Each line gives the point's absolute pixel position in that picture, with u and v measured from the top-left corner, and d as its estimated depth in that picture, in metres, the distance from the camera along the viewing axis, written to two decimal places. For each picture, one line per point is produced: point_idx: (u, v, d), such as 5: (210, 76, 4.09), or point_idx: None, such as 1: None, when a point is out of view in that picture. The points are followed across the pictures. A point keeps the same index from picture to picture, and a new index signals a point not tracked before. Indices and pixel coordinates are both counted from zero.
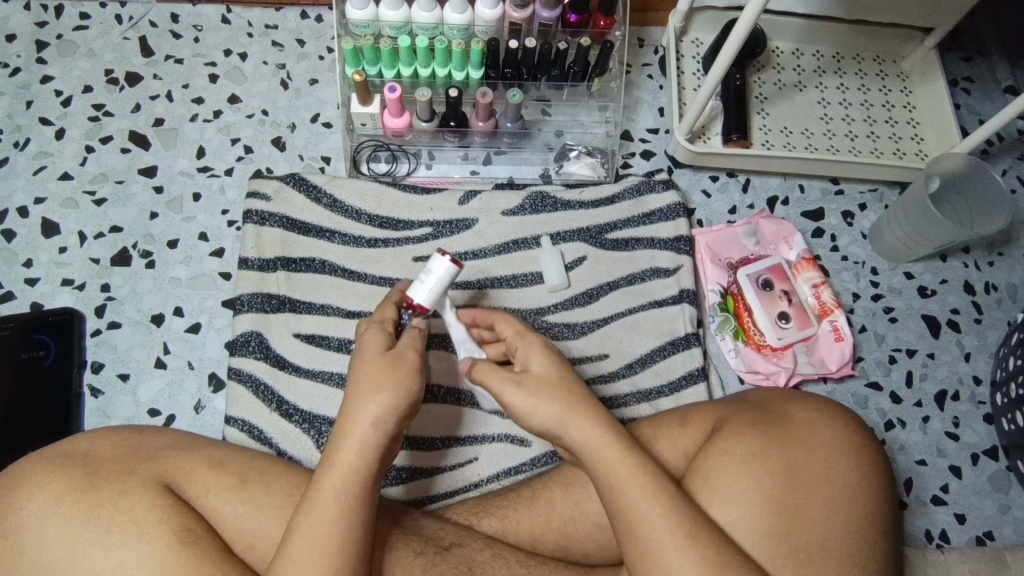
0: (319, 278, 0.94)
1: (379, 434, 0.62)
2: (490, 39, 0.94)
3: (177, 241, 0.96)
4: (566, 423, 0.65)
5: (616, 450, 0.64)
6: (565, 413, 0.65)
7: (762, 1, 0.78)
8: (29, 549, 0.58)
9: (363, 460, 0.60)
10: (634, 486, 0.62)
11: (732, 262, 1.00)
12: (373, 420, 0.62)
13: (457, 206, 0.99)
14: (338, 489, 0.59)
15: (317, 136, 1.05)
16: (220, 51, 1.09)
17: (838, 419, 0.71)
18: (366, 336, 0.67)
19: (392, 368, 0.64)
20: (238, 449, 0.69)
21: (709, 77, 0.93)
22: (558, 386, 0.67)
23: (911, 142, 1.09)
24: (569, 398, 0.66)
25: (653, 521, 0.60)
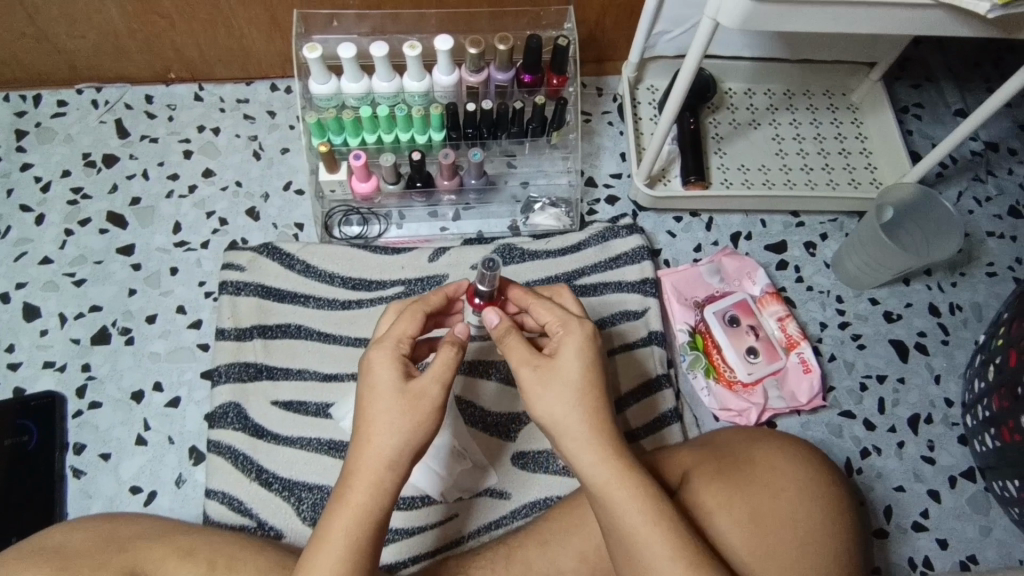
0: (296, 343, 0.96)
1: (387, 463, 0.62)
2: (449, 104, 0.97)
3: (156, 316, 0.99)
4: (574, 433, 0.65)
5: (618, 469, 0.63)
6: (570, 417, 0.64)
7: (704, 44, 0.75)
8: None
9: (371, 487, 0.61)
10: (634, 510, 0.62)
11: (698, 301, 1.02)
12: (385, 449, 0.62)
13: (427, 264, 1.02)
14: (345, 519, 0.61)
15: (290, 203, 1.09)
16: (194, 127, 1.13)
17: (806, 459, 0.72)
18: (377, 364, 0.66)
19: (410, 398, 0.64)
20: (213, 532, 0.70)
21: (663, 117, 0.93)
22: (572, 388, 0.65)
23: (864, 171, 1.13)
24: (580, 408, 0.65)
25: (650, 548, 0.62)
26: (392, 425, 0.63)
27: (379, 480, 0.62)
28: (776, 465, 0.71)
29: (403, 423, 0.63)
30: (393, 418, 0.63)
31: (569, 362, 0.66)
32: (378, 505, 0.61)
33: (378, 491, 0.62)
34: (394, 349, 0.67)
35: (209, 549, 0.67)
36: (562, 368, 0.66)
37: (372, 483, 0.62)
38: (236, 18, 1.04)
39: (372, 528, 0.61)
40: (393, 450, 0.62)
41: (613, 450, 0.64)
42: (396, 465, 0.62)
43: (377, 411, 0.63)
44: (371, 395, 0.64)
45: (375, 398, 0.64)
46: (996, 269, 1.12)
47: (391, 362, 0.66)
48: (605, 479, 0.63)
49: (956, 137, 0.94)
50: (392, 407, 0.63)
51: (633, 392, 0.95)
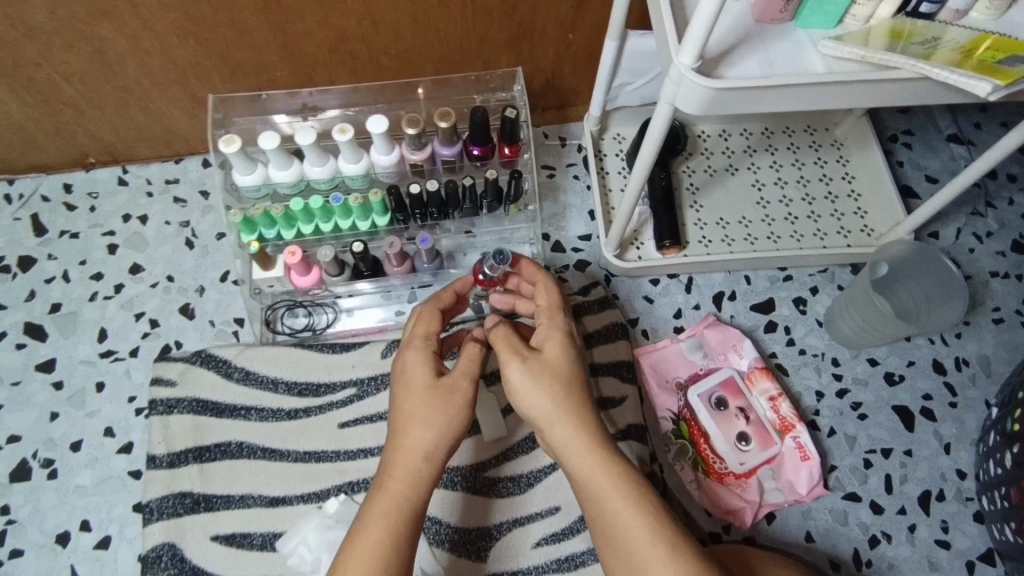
0: (237, 465, 0.87)
1: (419, 456, 0.65)
2: (391, 187, 0.87)
3: (82, 442, 0.90)
4: (575, 431, 0.66)
5: (616, 475, 0.64)
6: (560, 408, 0.66)
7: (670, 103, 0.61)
8: None
9: (407, 479, 0.65)
10: (633, 520, 0.62)
11: (681, 382, 0.93)
12: (423, 445, 0.66)
13: (379, 360, 0.93)
14: (383, 507, 0.63)
15: (227, 297, 0.98)
16: (119, 217, 1.03)
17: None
18: (410, 361, 0.69)
19: (439, 392, 0.68)
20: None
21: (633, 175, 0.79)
22: (564, 381, 0.67)
23: (854, 216, 1.03)
24: (572, 395, 0.66)
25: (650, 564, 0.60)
26: (425, 421, 0.66)
27: (415, 471, 0.65)
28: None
29: (433, 417, 0.66)
30: (425, 412, 0.66)
31: (556, 353, 0.69)
32: (415, 495, 0.64)
33: (415, 480, 0.65)
34: (420, 347, 0.71)
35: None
36: (547, 357, 0.68)
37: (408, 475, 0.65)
38: (151, 99, 0.93)
39: (407, 516, 0.63)
40: (427, 443, 0.66)
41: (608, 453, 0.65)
42: (431, 458, 0.65)
43: (410, 406, 0.66)
44: (403, 391, 0.68)
45: (404, 396, 0.68)
46: (1002, 314, 1.03)
47: (419, 361, 0.69)
48: (596, 472, 0.64)
49: (964, 178, 0.82)
50: (422, 401, 0.67)
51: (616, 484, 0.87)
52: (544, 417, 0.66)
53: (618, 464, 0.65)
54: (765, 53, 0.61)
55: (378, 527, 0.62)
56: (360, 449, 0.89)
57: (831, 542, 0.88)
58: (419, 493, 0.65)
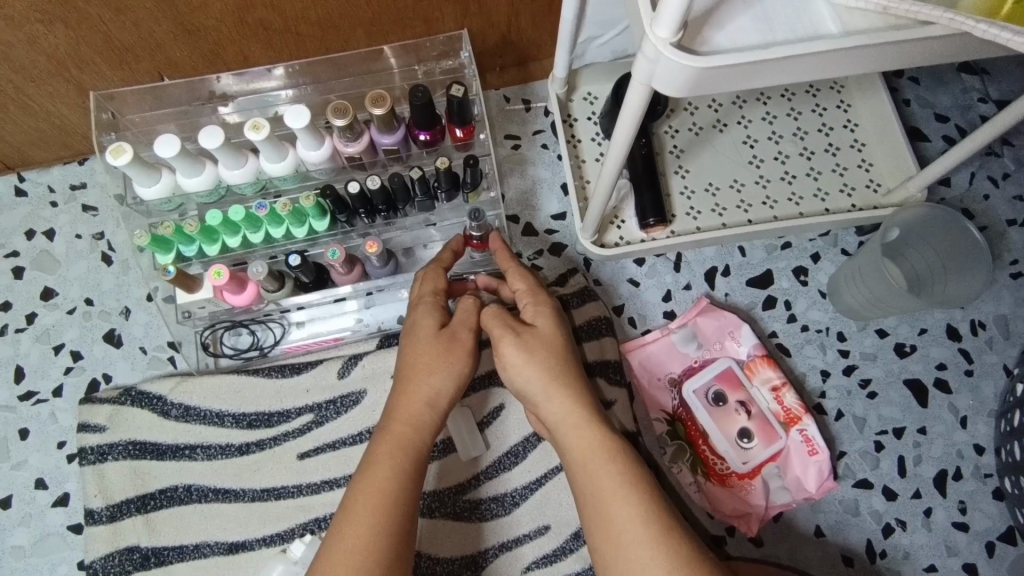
0: (186, 511, 0.78)
1: (424, 404, 0.63)
2: (324, 187, 0.73)
3: (10, 497, 0.79)
4: (568, 409, 0.61)
5: (604, 452, 0.59)
6: (552, 380, 0.62)
7: (648, 79, 0.48)
8: None
9: (412, 423, 0.62)
10: (619, 498, 0.56)
11: (674, 378, 0.84)
12: (429, 393, 0.63)
13: (337, 379, 0.82)
14: (387, 444, 0.60)
15: (157, 318, 0.86)
16: (22, 234, 0.90)
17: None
18: (417, 313, 0.67)
19: (447, 340, 0.65)
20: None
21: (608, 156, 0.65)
22: (556, 357, 0.63)
23: (859, 170, 0.91)
24: (568, 366, 0.63)
25: (634, 547, 0.54)
26: (429, 371, 0.63)
27: (421, 416, 0.62)
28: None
29: (440, 364, 0.64)
30: (429, 359, 0.64)
31: (548, 328, 0.65)
32: (420, 440, 0.62)
33: (420, 423, 0.62)
34: (428, 301, 0.68)
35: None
36: (540, 332, 0.64)
37: (412, 422, 0.62)
38: (29, 95, 0.78)
39: (412, 461, 0.60)
40: (436, 391, 0.64)
41: (598, 428, 0.60)
42: (435, 404, 0.63)
43: (417, 354, 0.64)
44: (407, 343, 0.65)
45: (408, 346, 0.65)
46: (1020, 267, 0.93)
47: (427, 314, 0.66)
48: (588, 447, 0.59)
49: (988, 129, 0.70)
50: (429, 349, 0.64)
51: None
52: (538, 392, 0.62)
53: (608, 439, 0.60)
54: (761, 10, 0.48)
55: (383, 470, 0.59)
56: (323, 481, 0.79)
57: (843, 535, 0.81)
58: (423, 441, 0.62)
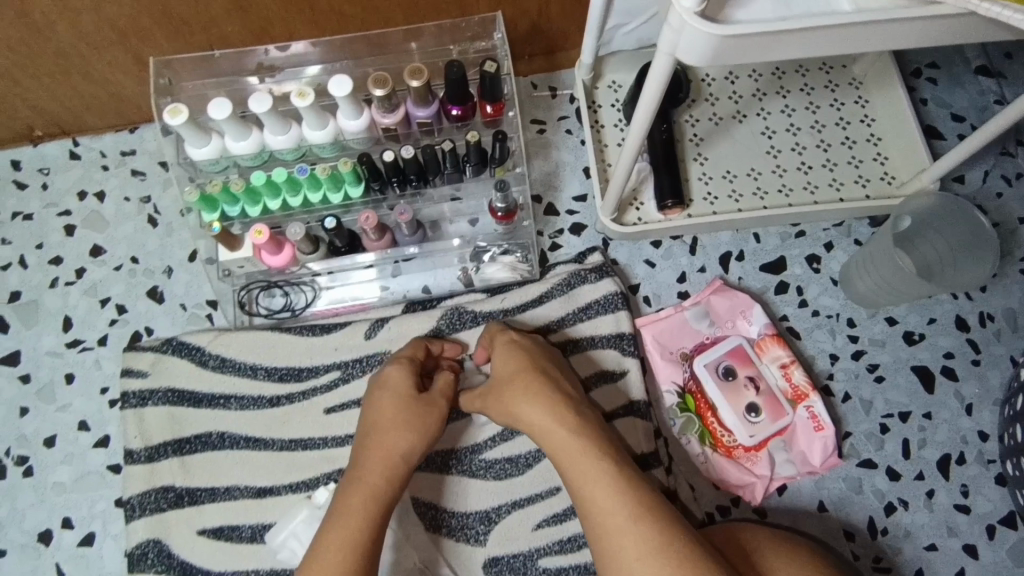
0: (219, 456, 0.82)
1: (397, 458, 0.70)
2: (362, 156, 0.78)
3: (54, 438, 0.84)
4: (558, 419, 0.70)
5: (585, 449, 0.68)
6: (531, 396, 0.72)
7: (670, 49, 0.52)
8: None
9: (379, 479, 0.69)
10: (604, 489, 0.65)
11: (686, 353, 0.87)
12: (401, 451, 0.71)
13: (364, 340, 0.86)
14: (360, 495, 0.67)
15: (198, 278, 0.92)
16: (74, 195, 0.95)
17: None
18: (392, 371, 0.76)
19: (422, 403, 0.74)
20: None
21: (631, 129, 0.69)
22: (528, 381, 0.73)
23: (874, 163, 0.94)
24: (541, 386, 0.73)
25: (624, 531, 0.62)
26: (399, 431, 0.72)
27: (394, 470, 0.70)
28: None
29: (412, 422, 0.72)
30: (403, 418, 0.72)
31: (512, 363, 0.75)
32: (391, 491, 0.69)
33: (392, 477, 0.70)
34: (406, 362, 0.77)
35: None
36: (507, 367, 0.75)
37: (385, 476, 0.69)
38: (91, 62, 0.83)
39: (380, 512, 0.67)
40: (408, 447, 0.71)
41: (582, 436, 0.69)
42: (408, 459, 0.71)
43: (389, 413, 0.73)
44: (379, 405, 0.74)
45: (386, 401, 0.74)
46: None
47: (401, 376, 0.76)
48: (571, 449, 0.68)
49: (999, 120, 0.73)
50: (402, 407, 0.73)
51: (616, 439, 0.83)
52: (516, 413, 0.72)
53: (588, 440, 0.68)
54: None
55: (355, 516, 0.66)
56: (347, 435, 0.84)
57: (846, 512, 0.84)
58: (393, 491, 0.69)
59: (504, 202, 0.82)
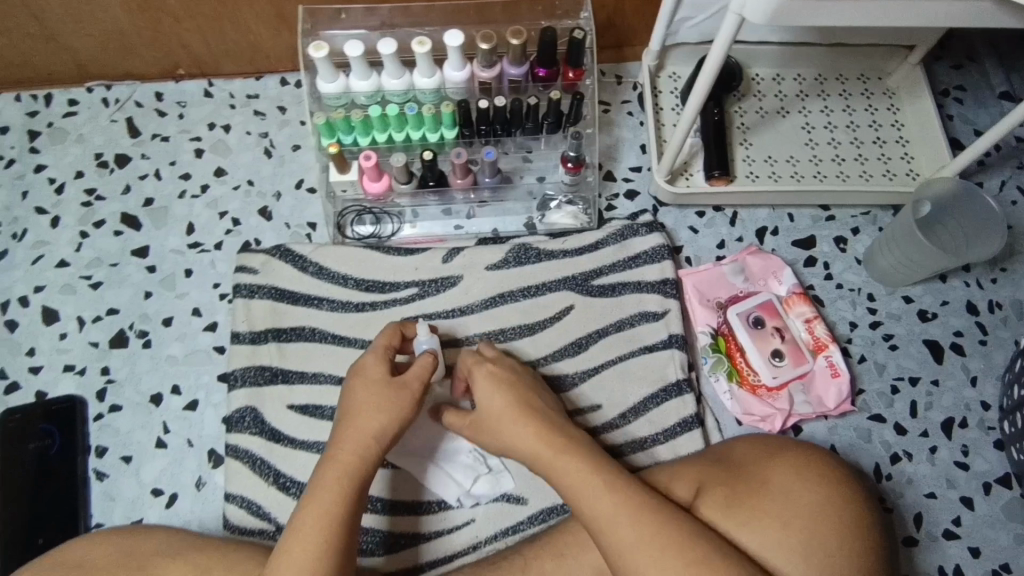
0: (311, 347, 0.96)
1: (372, 436, 0.72)
2: (462, 102, 0.93)
3: (172, 319, 0.99)
4: (530, 436, 0.73)
5: (578, 460, 0.69)
6: (508, 419, 0.75)
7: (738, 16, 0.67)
8: None
9: (355, 455, 0.70)
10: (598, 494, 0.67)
11: (721, 302, 0.98)
12: (375, 430, 0.72)
13: (441, 264, 1.00)
14: (335, 469, 0.69)
15: (302, 203, 1.07)
16: (205, 125, 1.11)
17: (824, 495, 0.69)
18: (366, 361, 0.79)
19: (393, 385, 0.76)
20: (160, 531, 0.65)
21: (696, 89, 0.83)
22: (506, 404, 0.76)
23: (900, 161, 1.07)
24: (518, 409, 0.75)
25: (625, 532, 0.64)
26: (371, 412, 0.73)
27: (366, 446, 0.71)
28: (812, 515, 0.68)
29: (386, 404, 0.74)
30: (377, 401, 0.74)
31: (485, 388, 0.78)
32: (366, 466, 0.70)
33: (365, 452, 0.71)
34: (381, 352, 0.80)
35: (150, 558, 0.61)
36: (485, 397, 0.77)
37: (358, 450, 0.71)
38: (242, 10, 1.00)
39: (355, 484, 0.68)
40: (381, 425, 0.73)
41: (562, 446, 0.71)
42: (380, 437, 0.72)
43: (366, 396, 0.75)
44: (357, 387, 0.76)
45: (363, 387, 0.76)
46: None
47: (377, 362, 0.78)
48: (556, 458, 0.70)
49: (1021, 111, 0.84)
50: (378, 390, 0.75)
51: (652, 368, 0.94)
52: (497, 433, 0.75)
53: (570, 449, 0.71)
54: None
55: (328, 491, 0.67)
56: None
57: (855, 456, 0.93)
58: (367, 468, 0.70)
59: (576, 152, 0.96)
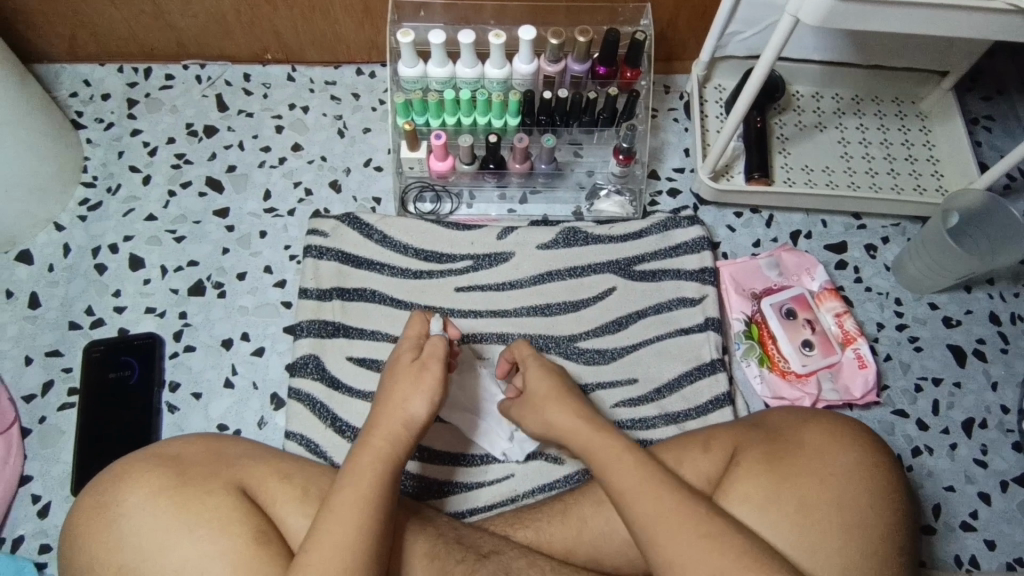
0: (370, 307, 1.03)
1: (406, 421, 0.69)
2: (527, 92, 1.02)
3: (245, 274, 1.07)
4: (581, 435, 0.74)
5: (633, 459, 0.69)
6: (555, 404, 0.78)
7: (794, 19, 0.75)
8: (120, 514, 0.62)
9: (390, 438, 0.68)
10: (651, 497, 0.66)
11: (756, 293, 1.05)
12: (408, 416, 0.70)
13: (495, 241, 1.08)
14: (368, 454, 0.66)
15: (369, 179, 1.16)
16: (286, 105, 1.21)
17: (855, 458, 0.71)
18: (399, 352, 0.76)
19: (421, 372, 0.73)
20: (239, 440, 0.71)
21: (749, 85, 0.91)
22: (557, 396, 0.79)
23: (931, 178, 1.13)
24: (567, 402, 0.78)
25: (676, 535, 0.63)
26: (402, 398, 0.71)
27: (398, 432, 0.69)
28: (849, 484, 0.69)
29: (416, 388, 0.72)
30: (406, 386, 0.72)
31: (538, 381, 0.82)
32: (399, 451, 0.68)
33: (396, 437, 0.68)
34: (411, 341, 0.77)
35: (232, 458, 0.68)
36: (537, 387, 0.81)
37: (391, 436, 0.68)
38: (333, 4, 1.10)
39: (390, 469, 0.66)
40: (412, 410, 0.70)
41: (610, 442, 0.72)
42: (413, 424, 0.70)
43: (398, 380, 0.73)
44: (389, 372, 0.74)
45: (395, 375, 0.74)
46: None
47: (408, 349, 0.76)
48: (608, 456, 0.71)
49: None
50: (406, 375, 0.73)
51: (687, 351, 1.00)
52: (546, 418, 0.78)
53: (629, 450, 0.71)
54: None
55: (365, 473, 0.65)
56: (470, 310, 1.04)
57: None
58: (399, 453, 0.68)
59: (629, 144, 1.04)
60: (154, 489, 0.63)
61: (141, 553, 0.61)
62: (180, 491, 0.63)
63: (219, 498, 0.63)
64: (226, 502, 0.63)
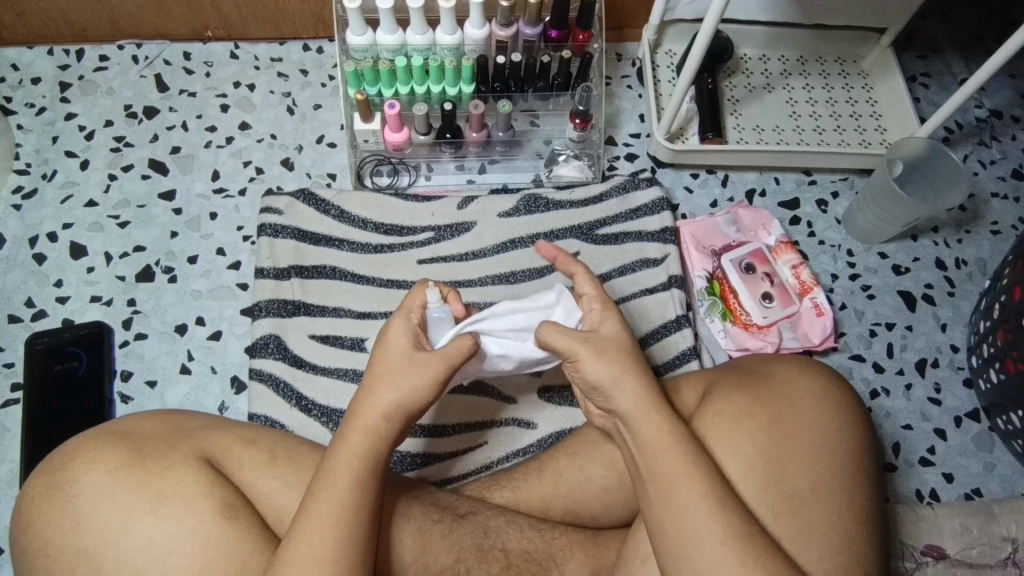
0: (332, 284, 1.00)
1: (388, 416, 0.62)
2: (480, 56, 1.01)
3: (197, 257, 1.03)
4: (643, 426, 0.62)
5: (660, 439, 0.61)
6: (620, 378, 0.64)
7: None
8: (75, 497, 0.59)
9: (372, 429, 0.62)
10: (680, 484, 0.59)
11: (715, 249, 1.07)
12: (388, 410, 0.62)
13: (456, 211, 1.06)
14: (348, 453, 0.60)
15: (323, 156, 1.13)
16: (231, 83, 1.17)
17: (824, 396, 0.71)
18: (391, 330, 0.67)
19: (415, 362, 0.64)
20: (195, 413, 0.69)
21: (699, 38, 0.91)
22: (620, 354, 0.66)
23: (874, 133, 1.17)
24: (619, 368, 0.65)
25: (696, 525, 0.58)
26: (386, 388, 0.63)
27: (378, 428, 0.62)
28: (819, 421, 0.69)
29: (403, 383, 0.63)
30: (397, 376, 0.63)
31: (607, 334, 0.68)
32: (382, 447, 0.62)
33: (381, 434, 0.62)
34: (404, 317, 0.68)
35: (192, 430, 0.65)
36: (603, 335, 0.68)
37: (373, 434, 0.62)
38: None
39: (370, 470, 0.60)
40: (394, 404, 0.63)
41: (670, 440, 0.61)
42: (398, 418, 0.63)
43: (382, 367, 0.64)
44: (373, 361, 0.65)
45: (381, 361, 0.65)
46: (1000, 227, 1.15)
47: (400, 332, 0.67)
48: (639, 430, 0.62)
49: (984, 71, 0.94)
50: (395, 366, 0.64)
51: (653, 309, 1.01)
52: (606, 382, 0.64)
53: (657, 427, 0.62)
54: None
55: (341, 472, 0.60)
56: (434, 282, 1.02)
57: None
58: (381, 453, 0.62)
59: (585, 105, 1.04)
60: (112, 467, 0.60)
61: (100, 535, 0.58)
62: (139, 468, 0.61)
63: (180, 473, 0.61)
64: (188, 475, 0.61)
